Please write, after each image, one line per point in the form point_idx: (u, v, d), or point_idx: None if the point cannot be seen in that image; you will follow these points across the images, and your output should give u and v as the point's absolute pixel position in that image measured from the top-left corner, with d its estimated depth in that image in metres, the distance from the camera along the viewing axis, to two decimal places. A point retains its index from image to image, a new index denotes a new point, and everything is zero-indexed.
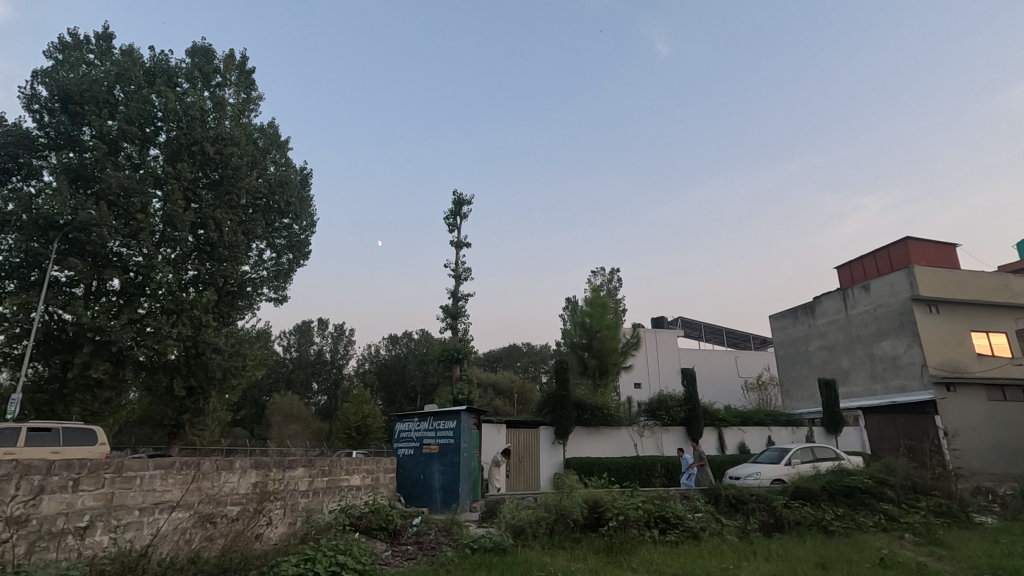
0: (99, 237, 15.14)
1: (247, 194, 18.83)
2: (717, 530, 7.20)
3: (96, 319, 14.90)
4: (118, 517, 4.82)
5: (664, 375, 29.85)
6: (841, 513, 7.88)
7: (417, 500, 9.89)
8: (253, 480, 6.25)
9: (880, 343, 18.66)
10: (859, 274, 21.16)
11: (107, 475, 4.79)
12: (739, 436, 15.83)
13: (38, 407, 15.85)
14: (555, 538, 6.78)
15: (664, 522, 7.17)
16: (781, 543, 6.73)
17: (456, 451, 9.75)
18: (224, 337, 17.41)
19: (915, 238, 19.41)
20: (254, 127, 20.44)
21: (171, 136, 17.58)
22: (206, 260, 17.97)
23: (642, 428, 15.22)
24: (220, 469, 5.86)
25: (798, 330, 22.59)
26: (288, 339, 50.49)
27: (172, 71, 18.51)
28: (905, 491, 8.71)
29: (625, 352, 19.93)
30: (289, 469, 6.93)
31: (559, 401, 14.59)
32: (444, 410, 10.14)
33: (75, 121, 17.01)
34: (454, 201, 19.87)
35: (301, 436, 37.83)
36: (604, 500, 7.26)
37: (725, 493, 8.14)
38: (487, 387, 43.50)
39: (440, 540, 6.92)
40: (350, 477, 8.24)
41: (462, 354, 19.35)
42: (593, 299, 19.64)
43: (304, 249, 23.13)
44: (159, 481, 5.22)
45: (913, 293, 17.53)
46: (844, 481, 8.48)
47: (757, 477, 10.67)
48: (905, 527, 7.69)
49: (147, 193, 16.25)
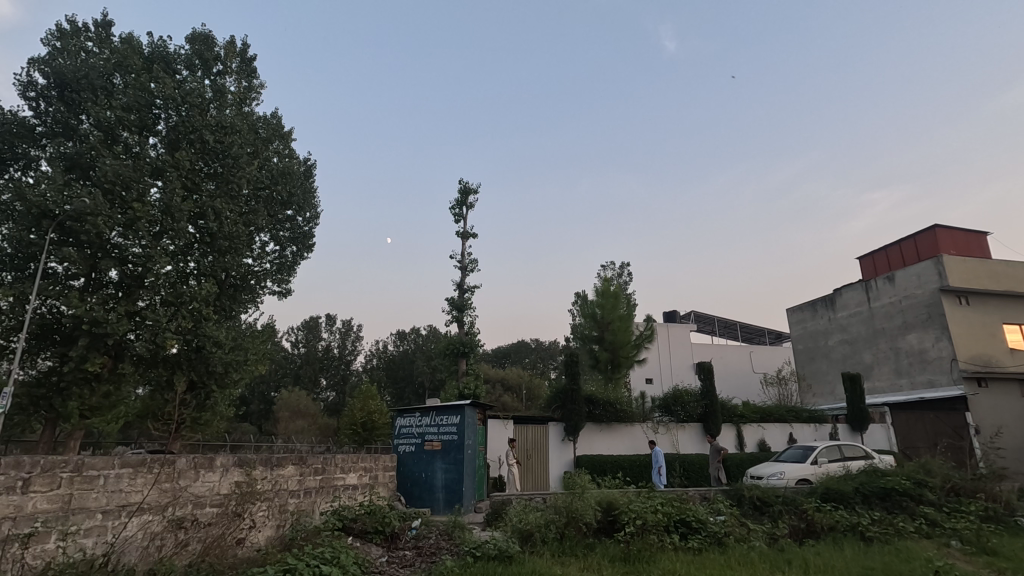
0: (94, 226, 14.65)
1: (248, 184, 18.28)
2: (744, 536, 6.57)
3: (92, 311, 14.52)
4: (76, 522, 4.30)
5: (676, 370, 29.17)
6: (879, 517, 7.22)
7: (418, 500, 9.32)
8: (235, 480, 5.74)
9: (905, 337, 17.89)
10: (882, 264, 20.31)
11: (64, 475, 4.27)
12: (758, 433, 15.15)
13: (36, 400, 15.50)
14: (566, 544, 6.20)
15: (684, 526, 6.58)
16: (817, 552, 6.11)
17: (460, 448, 9.23)
18: (225, 330, 16.95)
19: (944, 226, 18.53)
20: (256, 116, 19.92)
21: (171, 124, 17.12)
22: (206, 252, 17.51)
23: (656, 425, 14.59)
24: (197, 467, 5.34)
25: (817, 324, 21.83)
26: (296, 335, 50.14)
27: (171, 58, 18.04)
28: (946, 494, 8.07)
29: (638, 345, 19.28)
30: (277, 468, 6.37)
31: (569, 397, 13.97)
32: (446, 404, 9.62)
33: (73, 109, 16.69)
34: (460, 189, 19.25)
35: (309, 432, 37.63)
36: (619, 502, 6.70)
37: (748, 494, 7.69)
38: (496, 383, 43.10)
39: (440, 544, 6.37)
40: (345, 476, 7.70)
41: (468, 347, 18.86)
42: (604, 290, 19.00)
43: (308, 242, 22.78)
44: (126, 481, 4.71)
45: (941, 284, 16.73)
46: (878, 482, 7.89)
47: (780, 477, 10.01)
48: (951, 533, 7.01)
49: (146, 181, 15.78)
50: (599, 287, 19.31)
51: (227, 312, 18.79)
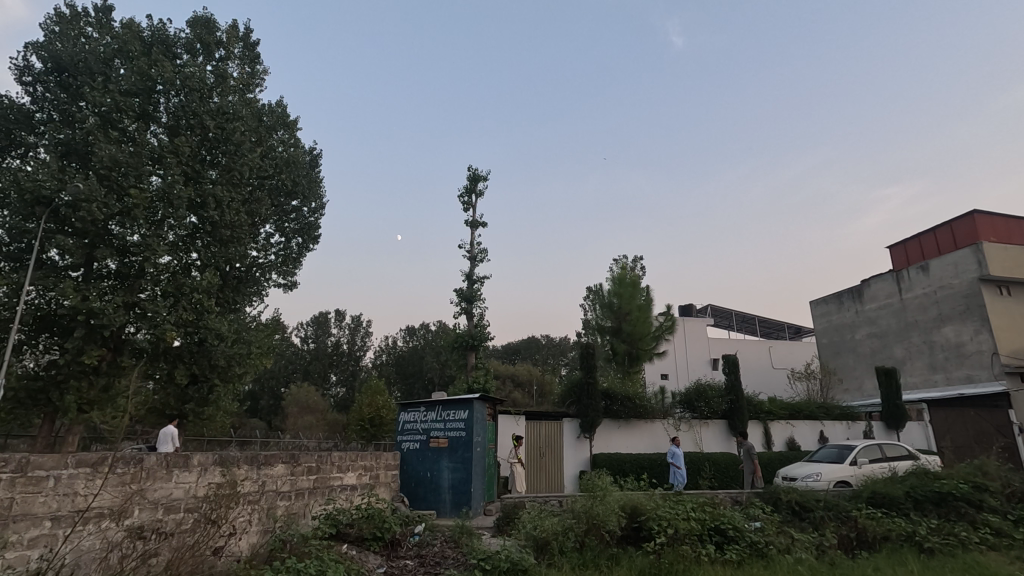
0: (88, 214, 14.10)
1: (251, 172, 17.69)
2: (787, 546, 5.84)
3: (89, 302, 13.99)
4: (17, 530, 3.67)
5: (692, 365, 28.39)
6: (936, 525, 6.46)
7: (422, 501, 8.64)
8: (214, 480, 5.12)
9: (941, 330, 17.01)
10: (914, 253, 19.37)
11: (4, 476, 3.65)
12: (787, 431, 14.34)
13: (32, 394, 15.04)
14: (588, 555, 5.53)
15: (719, 535, 5.89)
16: (874, 567, 5.36)
17: (469, 445, 8.57)
18: (228, 323, 16.42)
19: (983, 211, 17.56)
20: (260, 103, 19.36)
21: (172, 108, 16.55)
22: (207, 241, 17.01)
23: (677, 422, 13.84)
24: (170, 466, 4.73)
25: (843, 317, 20.92)
26: (306, 330, 49.86)
27: (171, 42, 17.51)
28: (1007, 499, 7.32)
29: (656, 338, 18.51)
30: (264, 466, 5.72)
31: (585, 391, 13.23)
32: (454, 398, 8.96)
33: (70, 94, 16.20)
34: (470, 176, 18.52)
35: (317, 427, 37.24)
36: (644, 507, 6.04)
37: (786, 499, 6.97)
38: (506, 379, 42.38)
39: (446, 553, 5.72)
40: (343, 476, 7.06)
41: (478, 339, 18.17)
42: (621, 279, 18.20)
43: (314, 233, 22.25)
44: (84, 482, 4.09)
45: (981, 273, 15.82)
46: (932, 486, 7.14)
47: (817, 478, 9.21)
48: (1021, 544, 6.24)
49: (145, 168, 15.14)
50: (616, 275, 18.52)
51: (230, 304, 18.37)
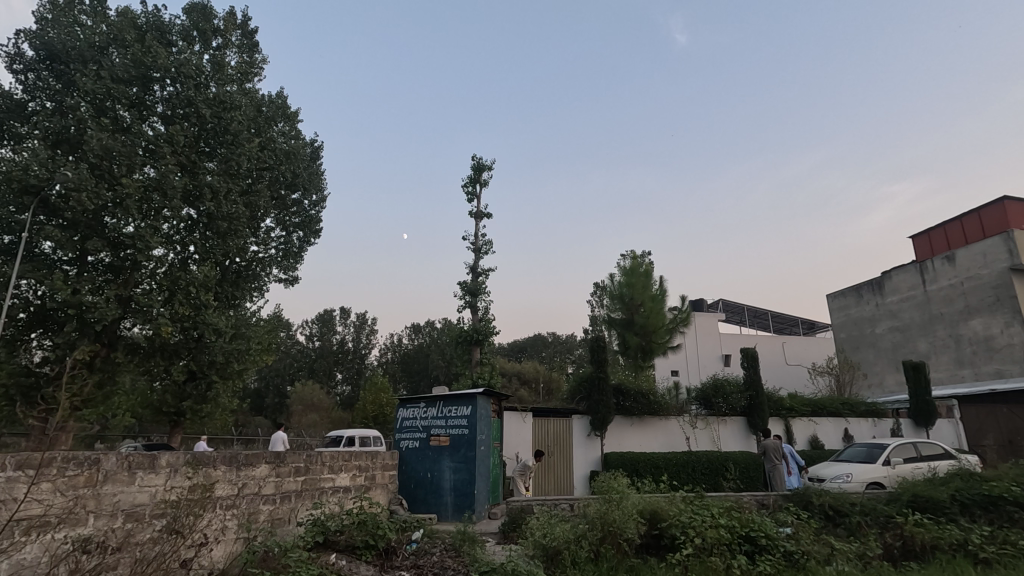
0: (78, 203, 13.53)
1: (248, 162, 17.08)
2: (827, 557, 5.21)
3: (79, 296, 13.48)
4: None
5: (703, 361, 27.73)
6: (989, 532, 5.83)
7: (422, 504, 8.05)
8: (184, 484, 4.55)
9: (968, 323, 16.32)
10: (939, 244, 18.65)
11: None
12: (809, 429, 13.70)
13: (25, 390, 14.60)
14: (604, 566, 4.96)
15: (750, 544, 5.29)
16: None
17: (472, 444, 8.00)
18: (226, 318, 15.85)
19: (1013, 199, 16.79)
20: (260, 94, 18.76)
21: (167, 96, 16.02)
22: (205, 234, 16.52)
23: (694, 420, 13.24)
24: (132, 468, 4.19)
25: (863, 311, 20.23)
26: (310, 329, 49.51)
27: (166, 28, 16.97)
28: None
29: (669, 332, 17.84)
30: (246, 468, 5.18)
31: (595, 387, 12.59)
32: (456, 393, 8.35)
33: (63, 82, 15.74)
34: (474, 165, 17.93)
35: (320, 425, 36.76)
36: (666, 513, 5.45)
37: (819, 502, 6.35)
38: (512, 377, 41.74)
39: (446, 562, 5.15)
40: (334, 477, 6.51)
41: (483, 334, 17.58)
42: (633, 270, 17.53)
43: (316, 227, 21.76)
44: (21, 488, 3.53)
45: (1012, 262, 15.07)
46: (980, 489, 6.51)
47: (848, 479, 8.57)
48: None
49: (138, 158, 14.55)
50: (628, 266, 17.86)
51: (229, 300, 17.92)
